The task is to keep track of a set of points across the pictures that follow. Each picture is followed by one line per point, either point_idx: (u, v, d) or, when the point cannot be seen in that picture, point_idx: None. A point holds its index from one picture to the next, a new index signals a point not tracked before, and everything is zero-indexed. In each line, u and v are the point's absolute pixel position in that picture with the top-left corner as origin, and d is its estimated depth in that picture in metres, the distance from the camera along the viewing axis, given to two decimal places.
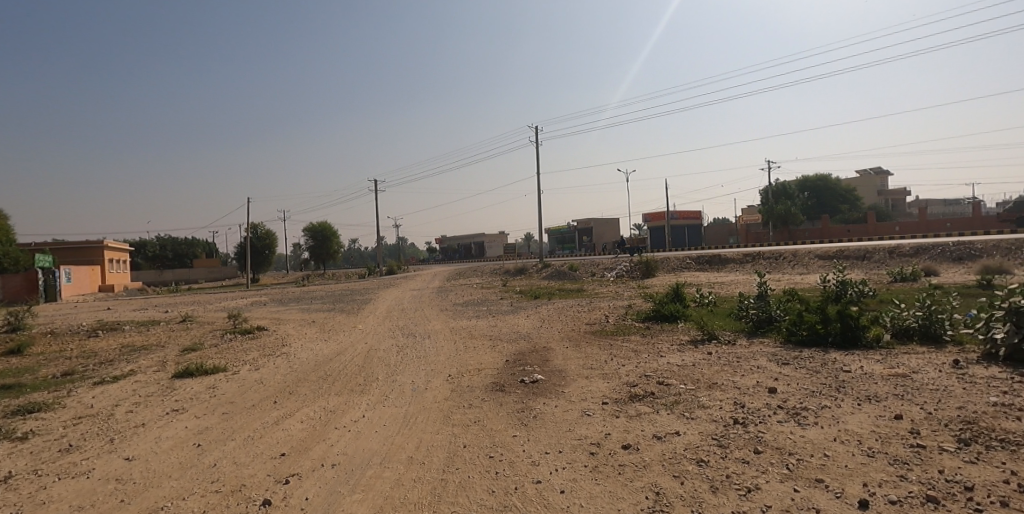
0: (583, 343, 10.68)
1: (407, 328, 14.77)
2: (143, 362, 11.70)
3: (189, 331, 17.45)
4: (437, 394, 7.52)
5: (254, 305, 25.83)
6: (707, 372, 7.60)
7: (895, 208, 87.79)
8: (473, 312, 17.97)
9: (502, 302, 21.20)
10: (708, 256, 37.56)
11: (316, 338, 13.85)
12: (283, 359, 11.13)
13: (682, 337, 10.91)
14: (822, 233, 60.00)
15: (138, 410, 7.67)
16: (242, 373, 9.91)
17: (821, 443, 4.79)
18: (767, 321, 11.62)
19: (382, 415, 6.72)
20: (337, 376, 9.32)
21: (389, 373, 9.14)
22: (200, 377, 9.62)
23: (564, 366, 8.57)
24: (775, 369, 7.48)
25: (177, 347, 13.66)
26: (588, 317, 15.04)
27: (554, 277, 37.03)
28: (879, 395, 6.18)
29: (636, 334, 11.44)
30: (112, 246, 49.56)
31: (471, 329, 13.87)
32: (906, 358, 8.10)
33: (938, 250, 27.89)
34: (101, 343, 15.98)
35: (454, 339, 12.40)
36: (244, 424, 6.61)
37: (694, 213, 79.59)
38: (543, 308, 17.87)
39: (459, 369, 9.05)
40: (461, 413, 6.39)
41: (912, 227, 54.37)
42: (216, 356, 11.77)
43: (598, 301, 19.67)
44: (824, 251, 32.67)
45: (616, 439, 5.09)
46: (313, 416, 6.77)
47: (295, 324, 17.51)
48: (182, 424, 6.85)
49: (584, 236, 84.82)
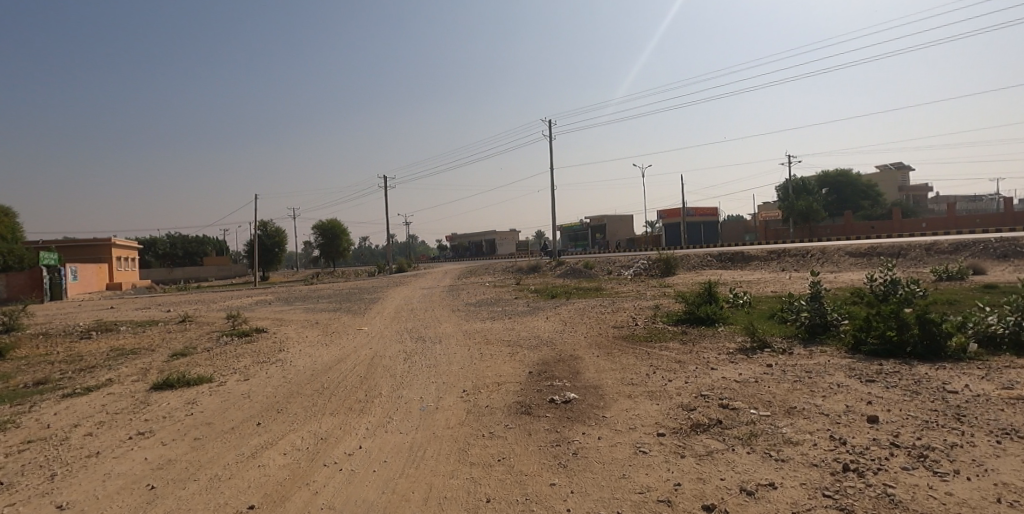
0: (616, 351, 9.37)
1: (415, 331, 13.56)
2: (125, 369, 10.56)
3: (184, 333, 16.39)
4: (451, 416, 6.24)
5: (258, 304, 24.90)
6: (779, 391, 6.26)
7: (919, 204, 85.05)
8: (488, 314, 16.68)
9: (516, 302, 19.91)
10: (730, 253, 35.94)
11: (317, 342, 12.66)
12: (278, 367, 9.92)
13: (728, 344, 9.55)
14: (845, 229, 57.95)
15: (97, 434, 6.49)
16: (229, 385, 8.70)
17: (986, 509, 3.41)
18: (824, 326, 10.20)
19: (384, 445, 5.47)
20: (335, 390, 8.08)
21: (394, 387, 7.88)
22: (179, 390, 8.44)
23: (600, 381, 7.26)
24: (863, 390, 6.09)
25: (167, 352, 12.53)
26: (614, 319, 13.72)
27: (569, 275, 35.70)
28: (1019, 428, 4.76)
29: (673, 341, 10.07)
30: (121, 243, 49.14)
31: (487, 332, 12.58)
32: (1016, 374, 6.65)
33: (980, 246, 26.08)
34: (91, 346, 14.92)
35: (468, 344, 11.13)
36: (217, 456, 5.40)
37: (710, 210, 77.66)
38: (562, 309, 16.51)
39: (475, 383, 7.77)
40: (481, 447, 5.10)
41: (940, 223, 52.13)
42: (205, 363, 10.61)
43: (620, 301, 18.34)
44: (854, 248, 30.97)
45: (691, 495, 3.79)
46: (299, 446, 5.52)
47: (297, 325, 16.35)
48: (141, 455, 5.64)
49: (597, 233, 83.19)
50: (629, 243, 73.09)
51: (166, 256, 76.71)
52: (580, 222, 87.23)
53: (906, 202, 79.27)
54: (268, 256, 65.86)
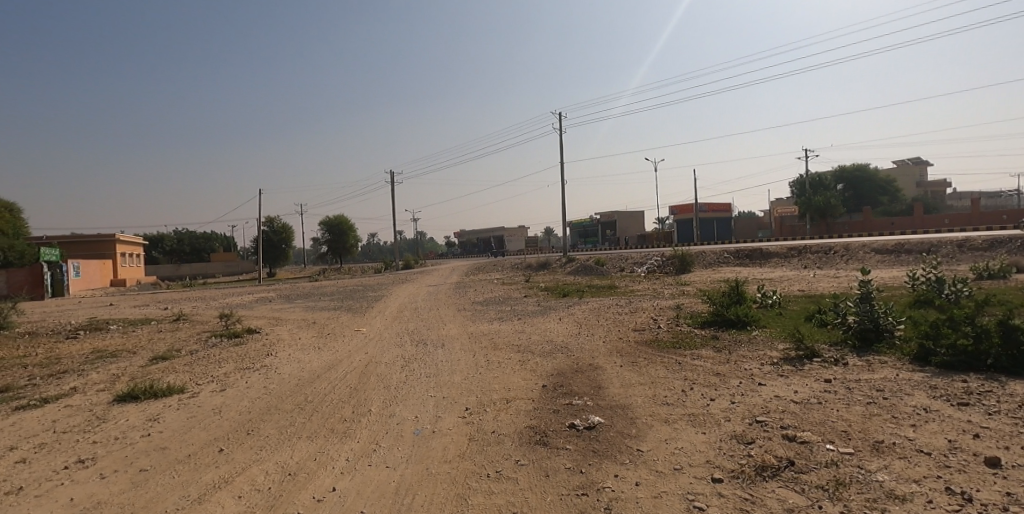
0: (642, 359, 8.23)
1: (417, 333, 12.48)
2: (96, 375, 9.58)
3: (174, 333, 15.45)
4: (450, 446, 5.11)
5: (258, 302, 23.97)
6: (857, 421, 5.07)
7: (939, 199, 82.60)
8: (496, 314, 15.55)
9: (526, 301, 18.75)
10: (748, 250, 34.53)
11: (309, 345, 11.60)
12: (260, 375, 8.88)
13: (770, 353, 8.37)
14: (864, 225, 56.16)
15: (28, 460, 5.44)
16: (201, 397, 7.64)
17: None
18: (876, 333, 9.02)
19: (365, 486, 4.35)
20: (319, 404, 7.01)
21: (386, 403, 6.77)
22: (144, 403, 7.39)
23: (628, 399, 6.09)
24: (962, 420, 4.91)
25: (149, 355, 11.54)
26: (634, 321, 12.56)
27: (580, 272, 34.49)
28: None
29: (705, 348, 8.90)
30: (126, 239, 48.61)
31: (495, 336, 11.44)
32: None
33: (1018, 243, 24.47)
34: (74, 347, 14.01)
35: (474, 349, 10.04)
36: (154, 500, 4.31)
37: (723, 206, 76.02)
38: (575, 309, 15.34)
39: (480, 399, 6.65)
40: (485, 493, 3.99)
41: (964, 219, 50.17)
42: (183, 369, 9.59)
43: (638, 300, 17.14)
44: (880, 244, 29.37)
45: None
46: (260, 486, 4.44)
47: (293, 325, 15.35)
48: (68, 492, 4.59)
49: (608, 230, 81.67)
50: (640, 240, 71.64)
51: (174, 252, 76.29)
52: (590, 219, 85.61)
53: (926, 197, 76.91)
54: (275, 252, 65.22)
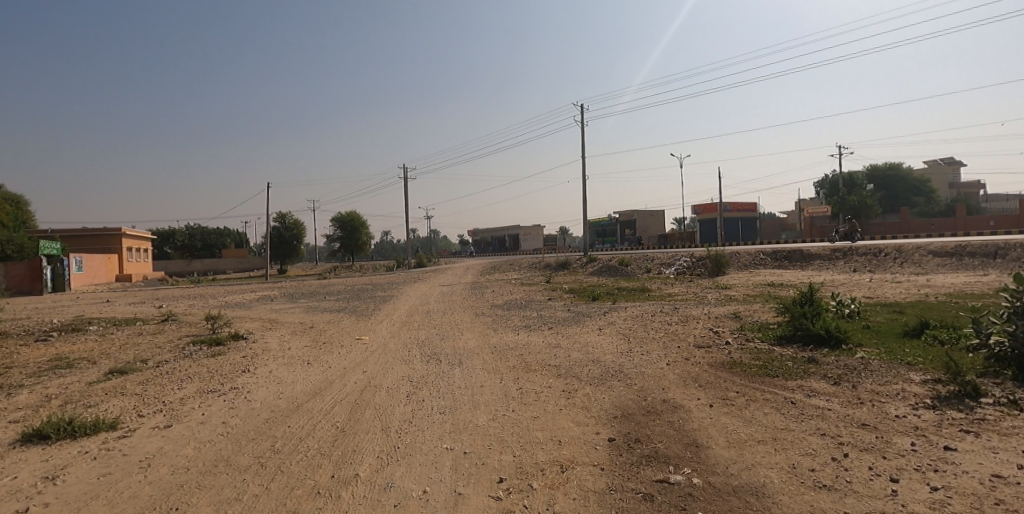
0: (734, 394, 5.98)
1: (428, 345, 10.36)
2: (25, 397, 7.64)
3: (153, 337, 13.57)
4: None
5: (258, 301, 22.16)
6: None
7: (977, 200, 78.33)
8: (521, 320, 13.37)
9: (553, 306, 16.56)
10: (786, 251, 31.89)
11: (297, 359, 9.54)
12: (224, 403, 6.82)
13: (910, 389, 6.05)
14: (902, 227, 52.80)
15: None
16: (134, 439, 5.61)
17: None
18: None
19: None
20: (287, 458, 4.90)
21: (382, 462, 4.65)
22: (51, 450, 5.38)
23: (757, 474, 3.88)
24: None
25: (104, 369, 9.55)
26: (692, 334, 10.31)
27: (604, 273, 32.24)
28: None
29: (814, 379, 6.61)
30: (133, 233, 47.42)
31: (524, 351, 9.24)
32: None
33: None
34: (35, 353, 12.16)
35: (500, 370, 7.91)
36: None
37: (748, 206, 72.99)
38: (614, 318, 13.08)
39: (520, 460, 4.49)
40: None
41: (1011, 222, 46.79)
42: (133, 390, 7.62)
43: (683, 307, 14.81)
44: (938, 245, 26.57)
45: None
46: None
47: (287, 330, 13.39)
48: None
49: (626, 229, 79.14)
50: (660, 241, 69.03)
51: (185, 248, 75.55)
52: (608, 219, 83.28)
53: (964, 199, 72.64)
54: (286, 249, 63.94)
